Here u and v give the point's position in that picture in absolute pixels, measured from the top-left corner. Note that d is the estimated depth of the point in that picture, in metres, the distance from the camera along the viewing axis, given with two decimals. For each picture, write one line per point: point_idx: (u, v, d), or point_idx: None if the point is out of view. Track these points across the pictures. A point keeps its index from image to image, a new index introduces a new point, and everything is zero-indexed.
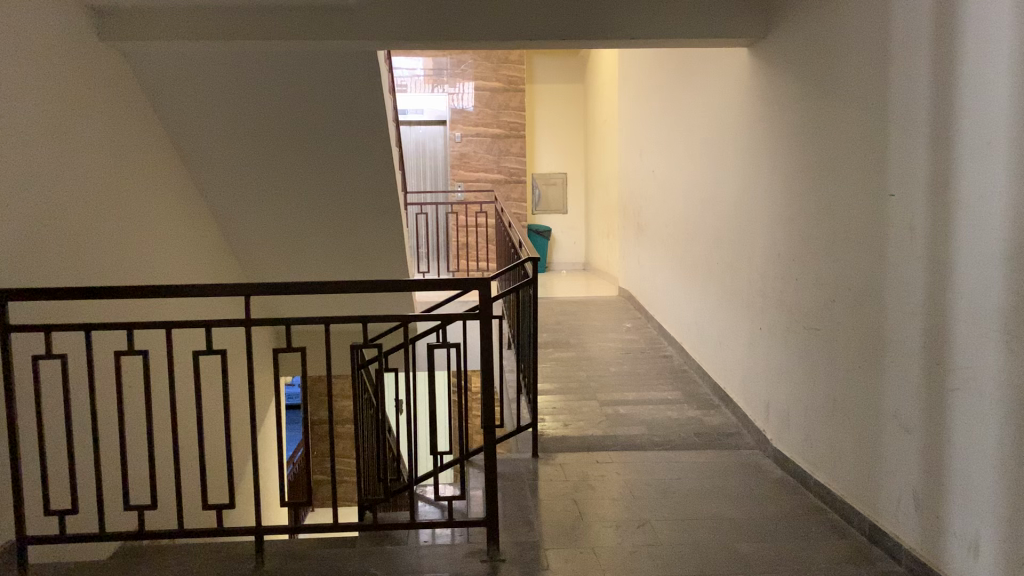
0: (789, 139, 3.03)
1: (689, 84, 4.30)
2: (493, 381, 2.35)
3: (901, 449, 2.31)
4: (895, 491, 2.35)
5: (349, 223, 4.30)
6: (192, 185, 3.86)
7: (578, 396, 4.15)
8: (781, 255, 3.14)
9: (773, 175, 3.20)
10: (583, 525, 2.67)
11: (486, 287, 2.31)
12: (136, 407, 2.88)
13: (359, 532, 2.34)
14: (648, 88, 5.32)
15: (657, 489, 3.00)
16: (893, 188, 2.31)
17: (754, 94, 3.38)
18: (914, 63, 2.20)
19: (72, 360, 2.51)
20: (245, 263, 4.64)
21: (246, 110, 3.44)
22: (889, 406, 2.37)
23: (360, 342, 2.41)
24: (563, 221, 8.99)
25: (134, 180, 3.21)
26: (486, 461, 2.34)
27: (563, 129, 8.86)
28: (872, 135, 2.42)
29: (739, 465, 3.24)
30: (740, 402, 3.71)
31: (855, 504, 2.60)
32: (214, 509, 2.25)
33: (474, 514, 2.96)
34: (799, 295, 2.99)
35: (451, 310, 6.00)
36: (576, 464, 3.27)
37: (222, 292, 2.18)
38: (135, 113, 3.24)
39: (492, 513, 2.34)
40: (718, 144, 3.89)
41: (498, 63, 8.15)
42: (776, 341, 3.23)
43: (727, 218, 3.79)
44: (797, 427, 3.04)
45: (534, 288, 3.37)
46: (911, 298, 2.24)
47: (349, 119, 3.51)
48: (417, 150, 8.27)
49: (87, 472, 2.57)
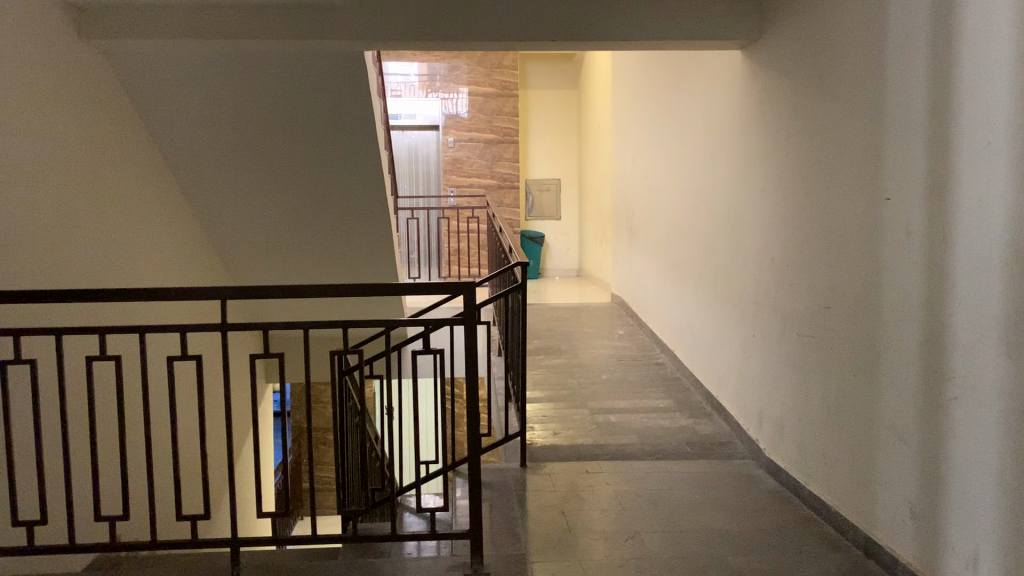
0: (783, 142, 2.98)
1: (684, 88, 4.24)
2: (479, 388, 2.27)
3: (897, 459, 2.25)
4: (891, 503, 2.29)
5: (337, 226, 4.23)
6: (176, 187, 3.79)
7: (568, 403, 4.08)
8: (776, 261, 3.08)
9: (767, 179, 3.14)
10: (571, 537, 2.59)
11: (472, 292, 2.24)
12: (109, 414, 2.80)
13: (339, 543, 2.26)
14: (643, 92, 5.26)
15: (648, 499, 2.92)
16: (890, 192, 2.26)
17: (748, 96, 3.33)
18: (910, 65, 2.14)
19: (43, 365, 2.43)
20: (232, 267, 4.57)
21: (231, 111, 3.38)
22: (885, 415, 2.31)
23: (340, 349, 2.34)
24: (557, 227, 8.96)
25: (114, 183, 3.13)
26: (470, 470, 2.26)
27: (557, 134, 8.81)
28: (868, 137, 2.36)
29: (731, 475, 3.18)
30: (733, 410, 3.65)
31: (850, 516, 2.53)
32: (188, 520, 2.15)
33: (460, 525, 2.88)
34: (793, 302, 2.93)
35: (441, 316, 5.94)
36: (565, 474, 3.20)
37: (197, 296, 2.11)
38: (116, 114, 3.16)
39: (477, 525, 2.27)
40: (712, 149, 3.83)
41: (492, 68, 8.09)
42: (770, 349, 3.16)
43: (721, 223, 3.73)
44: (791, 436, 2.97)
45: (523, 293, 3.30)
46: (908, 304, 2.18)
47: (337, 120, 3.45)
48: (410, 155, 8.20)
49: (58, 480, 2.48)
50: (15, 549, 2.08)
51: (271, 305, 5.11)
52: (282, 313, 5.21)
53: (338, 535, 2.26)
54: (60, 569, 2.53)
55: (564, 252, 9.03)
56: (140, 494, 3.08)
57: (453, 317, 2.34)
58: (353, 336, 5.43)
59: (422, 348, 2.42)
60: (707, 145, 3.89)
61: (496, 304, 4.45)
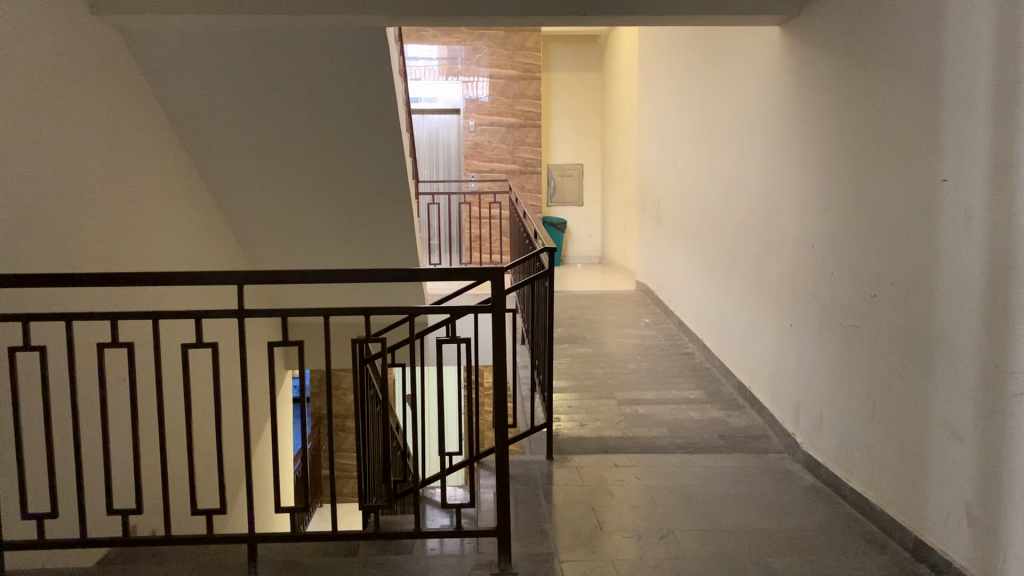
0: (825, 121, 2.83)
1: (717, 67, 4.09)
2: (506, 378, 2.15)
3: (952, 457, 2.12)
4: (944, 503, 2.16)
5: (357, 209, 4.12)
6: (193, 169, 3.70)
7: (595, 394, 3.96)
8: (816, 248, 2.94)
9: (806, 161, 3.01)
10: (602, 535, 2.48)
11: (500, 277, 2.12)
12: (121, 403, 2.71)
13: (360, 540, 2.16)
14: (671, 73, 5.11)
15: (680, 496, 2.80)
16: (946, 173, 2.11)
17: (786, 74, 3.18)
18: (973, 37, 1.99)
19: (53, 352, 2.34)
20: (249, 251, 4.48)
21: (249, 90, 3.27)
22: (939, 411, 2.17)
23: (361, 337, 2.22)
24: (579, 213, 8.83)
25: (129, 166, 3.04)
26: (498, 466, 2.15)
27: (579, 118, 8.66)
28: (922, 115, 2.21)
29: (767, 470, 3.05)
30: (767, 402, 3.52)
31: (896, 516, 2.40)
32: (204, 516, 2.05)
33: (485, 521, 2.77)
34: (834, 289, 2.80)
35: (463, 303, 5.84)
36: (592, 467, 3.09)
37: (212, 282, 2.00)
38: (130, 93, 3.06)
39: (504, 523, 2.16)
40: (746, 131, 3.68)
41: (514, 50, 7.93)
42: (809, 339, 3.03)
43: (754, 207, 3.60)
44: (831, 430, 2.84)
45: (550, 280, 3.17)
46: (966, 293, 2.05)
47: (358, 99, 3.33)
48: (430, 140, 8.07)
49: (69, 472, 2.39)
50: (26, 543, 2.00)
51: (291, 291, 5.02)
52: (301, 299, 5.12)
53: (359, 532, 2.15)
54: (72, 564, 2.45)
55: (586, 239, 8.91)
56: (153, 485, 3.00)
57: (479, 304, 2.22)
58: (374, 324, 5.33)
59: (446, 337, 2.30)
60: (741, 127, 3.75)
61: (520, 291, 4.34)
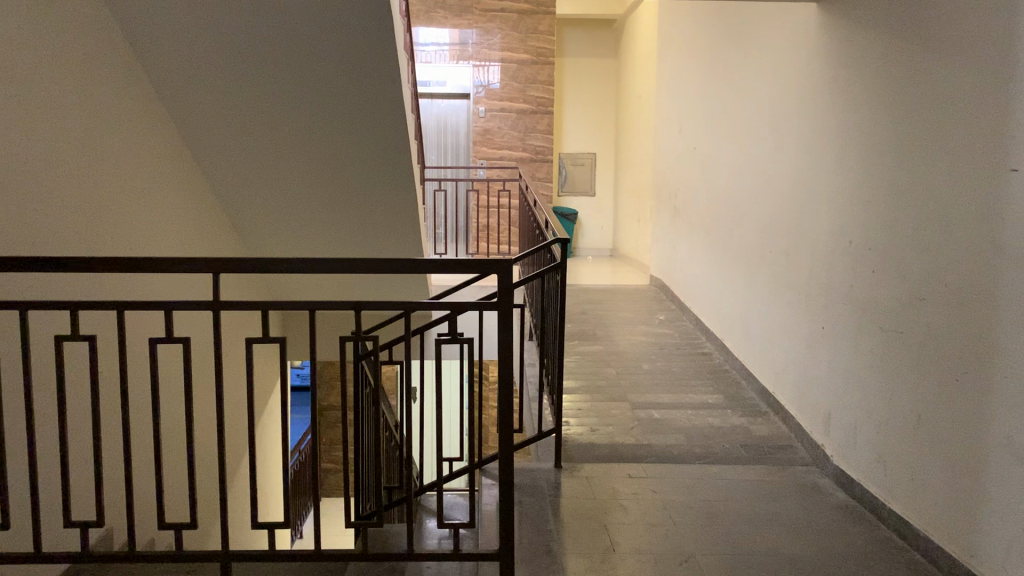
0: (869, 104, 2.58)
1: (744, 50, 3.84)
2: (513, 382, 1.91)
3: (1013, 483, 1.87)
4: (1004, 535, 1.91)
5: (359, 195, 3.89)
6: (182, 148, 3.46)
7: (606, 396, 3.72)
8: (854, 243, 2.69)
9: (845, 150, 2.76)
10: (616, 557, 2.25)
11: (507, 270, 1.87)
12: (84, 398, 2.48)
13: (346, 561, 1.92)
14: (693, 58, 4.85)
15: (701, 513, 2.57)
16: (1016, 163, 1.86)
17: (823, 55, 2.93)
18: None
19: (8, 345, 2.10)
20: (243, 237, 4.25)
21: (245, 68, 3.04)
22: (999, 429, 1.92)
23: (352, 334, 1.97)
24: (589, 205, 8.59)
25: (108, 141, 2.80)
26: (502, 481, 1.91)
27: (593, 107, 8.41)
28: (989, 98, 1.95)
29: (795, 485, 2.81)
30: (794, 410, 3.27)
31: (944, 544, 2.16)
32: (172, 530, 1.84)
33: (485, 537, 2.55)
34: (875, 288, 2.55)
35: (469, 295, 5.61)
36: (604, 477, 2.86)
37: (182, 270, 1.78)
38: (114, 63, 2.83)
39: (508, 545, 1.92)
40: (777, 117, 3.43)
41: (528, 33, 7.66)
42: (843, 343, 2.78)
43: (783, 199, 3.36)
44: (867, 444, 2.60)
45: (562, 273, 2.92)
46: None
47: (359, 79, 3.11)
48: (438, 126, 7.81)
49: (24, 474, 2.17)
50: None
51: (288, 279, 4.81)
52: (298, 288, 4.88)
53: (344, 552, 1.92)
54: None
55: (597, 230, 8.66)
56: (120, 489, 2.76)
57: (484, 299, 1.97)
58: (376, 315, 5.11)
59: (447, 335, 2.05)
60: (769, 114, 3.51)
61: (529, 284, 4.08)
